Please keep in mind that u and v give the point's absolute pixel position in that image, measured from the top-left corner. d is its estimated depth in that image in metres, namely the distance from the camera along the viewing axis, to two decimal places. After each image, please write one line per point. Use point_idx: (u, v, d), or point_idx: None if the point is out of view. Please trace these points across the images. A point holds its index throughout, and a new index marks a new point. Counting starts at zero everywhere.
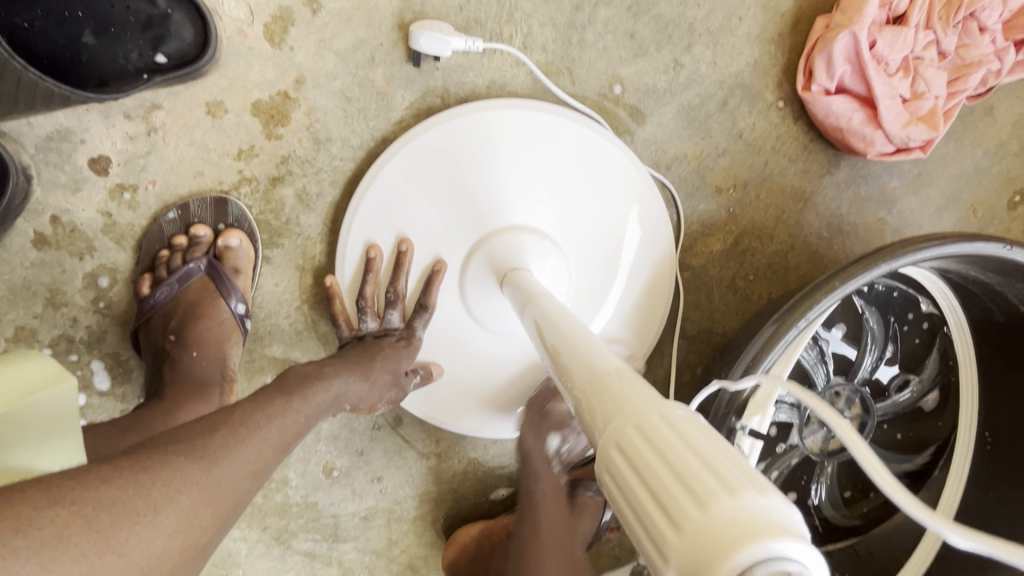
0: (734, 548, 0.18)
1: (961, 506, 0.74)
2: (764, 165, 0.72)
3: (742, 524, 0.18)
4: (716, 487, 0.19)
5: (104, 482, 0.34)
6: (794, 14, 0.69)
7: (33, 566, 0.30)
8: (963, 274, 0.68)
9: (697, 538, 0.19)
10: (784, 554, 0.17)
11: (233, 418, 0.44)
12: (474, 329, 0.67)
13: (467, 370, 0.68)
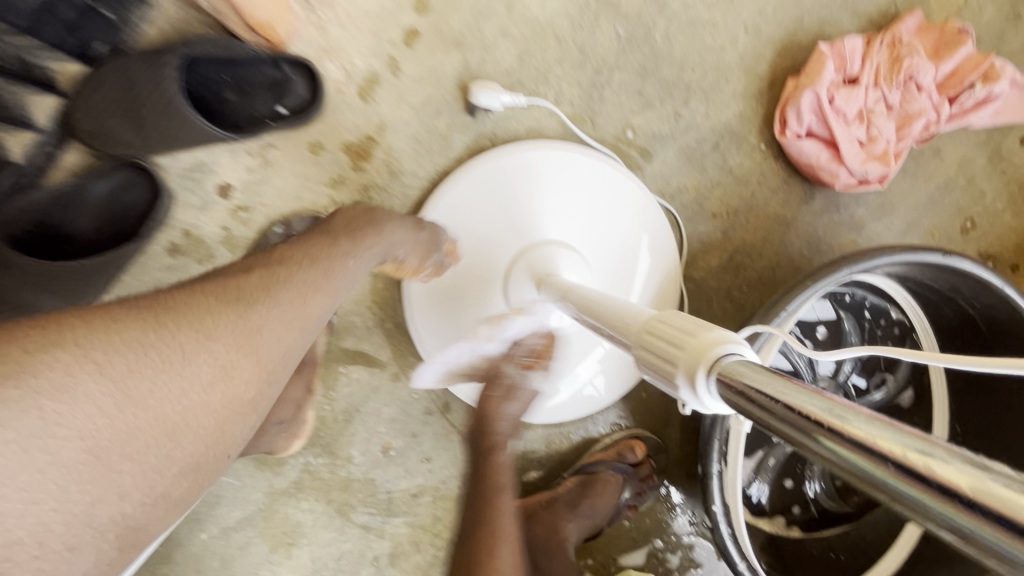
0: (708, 350, 0.30)
1: None
2: (752, 194, 0.88)
3: (713, 338, 0.31)
4: (698, 326, 0.32)
5: (130, 325, 0.38)
6: (769, 76, 0.87)
7: (52, 405, 0.34)
8: (918, 282, 0.82)
9: (690, 350, 0.31)
10: (734, 350, 0.30)
11: (267, 269, 0.47)
12: None
13: None
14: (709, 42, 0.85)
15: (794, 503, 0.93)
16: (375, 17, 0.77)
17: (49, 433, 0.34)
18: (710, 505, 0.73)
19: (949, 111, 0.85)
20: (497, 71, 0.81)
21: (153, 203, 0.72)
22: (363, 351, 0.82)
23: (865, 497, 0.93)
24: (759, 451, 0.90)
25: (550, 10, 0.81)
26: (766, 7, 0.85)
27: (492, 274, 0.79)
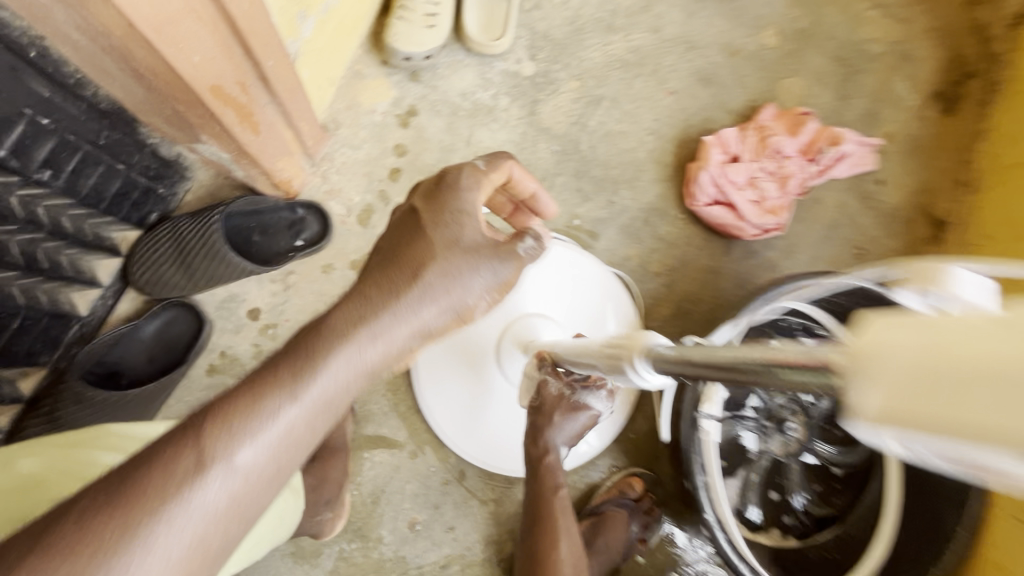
0: (638, 343, 0.47)
1: (907, 480, 0.96)
2: (683, 254, 1.09)
3: (636, 337, 0.48)
4: (629, 334, 0.49)
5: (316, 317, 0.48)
6: (675, 163, 1.11)
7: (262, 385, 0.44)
8: (829, 301, 1.01)
9: (625, 346, 0.48)
10: (655, 339, 0.46)
11: (397, 239, 0.51)
12: (507, 389, 0.94)
13: (502, 425, 0.94)
14: (625, 146, 1.10)
15: (784, 513, 1.03)
16: (367, 164, 1.00)
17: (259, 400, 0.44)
18: (703, 517, 0.83)
19: (813, 171, 1.11)
20: None
21: (198, 331, 0.87)
22: (383, 435, 0.94)
23: (844, 497, 1.04)
24: (740, 468, 1.02)
25: (499, 140, 1.06)
26: (661, 116, 1.13)
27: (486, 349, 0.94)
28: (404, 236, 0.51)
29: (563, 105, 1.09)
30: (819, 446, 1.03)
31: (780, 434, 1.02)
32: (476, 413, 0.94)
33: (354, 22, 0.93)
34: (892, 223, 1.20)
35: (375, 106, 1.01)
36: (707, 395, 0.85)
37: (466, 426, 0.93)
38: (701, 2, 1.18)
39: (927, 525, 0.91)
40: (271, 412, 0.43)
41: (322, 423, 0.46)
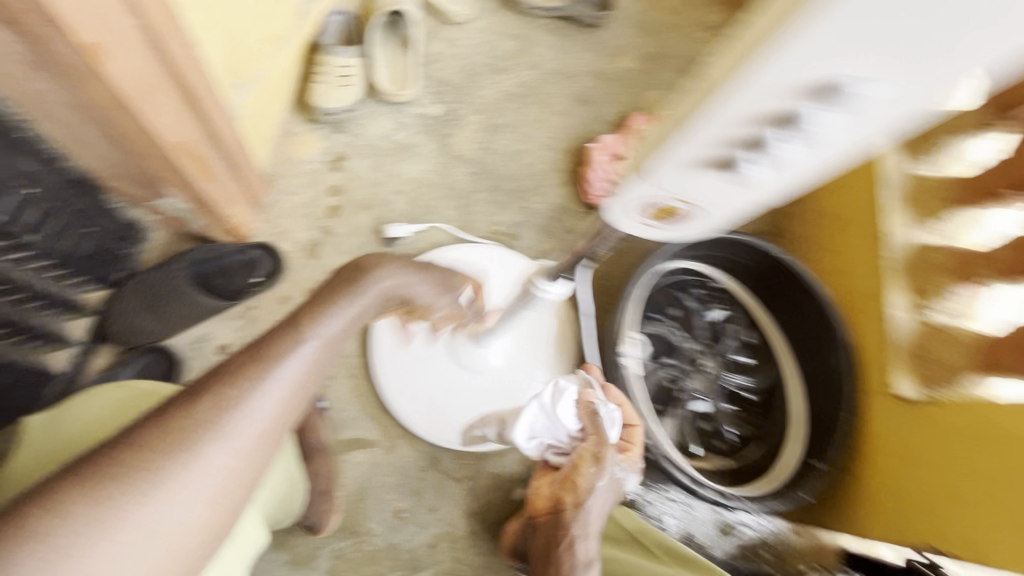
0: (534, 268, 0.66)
1: (804, 383, 1.17)
2: (592, 240, 1.29)
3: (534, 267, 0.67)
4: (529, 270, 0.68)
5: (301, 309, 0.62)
6: (571, 169, 1.33)
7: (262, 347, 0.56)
8: (710, 257, 1.25)
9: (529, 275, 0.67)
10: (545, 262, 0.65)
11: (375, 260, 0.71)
12: (463, 374, 1.08)
13: (463, 407, 1.06)
14: (527, 161, 1.31)
15: (715, 438, 1.20)
16: (308, 206, 1.14)
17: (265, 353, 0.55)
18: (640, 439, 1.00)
19: None
20: (399, 215, 1.19)
21: (169, 373, 0.96)
22: (358, 437, 1.04)
23: (761, 416, 1.22)
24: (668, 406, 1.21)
25: (420, 170, 1.23)
26: (553, 133, 1.35)
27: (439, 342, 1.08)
28: (379, 258, 0.72)
29: (470, 135, 1.29)
30: (729, 377, 1.24)
31: (698, 372, 1.23)
32: (439, 399, 1.06)
33: (279, 90, 1.10)
34: None
35: (307, 157, 1.17)
36: (622, 341, 1.05)
37: (431, 411, 1.05)
38: (568, 41, 1.44)
39: (823, 411, 1.13)
40: (266, 378, 0.52)
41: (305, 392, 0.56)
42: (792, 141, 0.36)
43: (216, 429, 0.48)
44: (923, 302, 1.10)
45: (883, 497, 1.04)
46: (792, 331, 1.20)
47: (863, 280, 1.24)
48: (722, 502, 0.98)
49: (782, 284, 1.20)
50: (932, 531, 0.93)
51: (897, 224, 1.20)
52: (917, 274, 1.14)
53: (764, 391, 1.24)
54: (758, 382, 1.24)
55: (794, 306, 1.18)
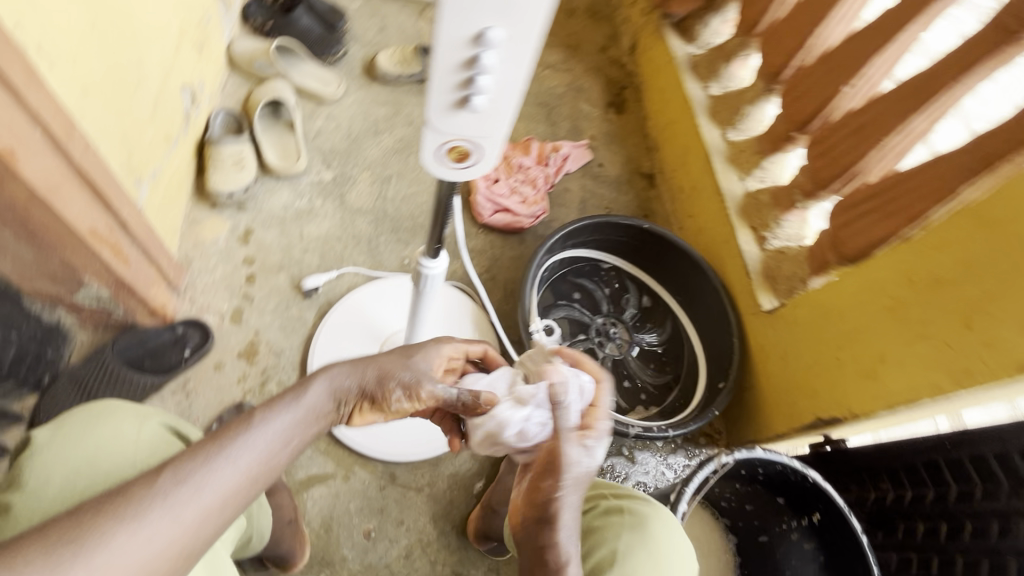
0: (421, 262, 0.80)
1: (698, 325, 1.41)
2: (492, 254, 1.47)
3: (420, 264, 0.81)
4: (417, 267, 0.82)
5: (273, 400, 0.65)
6: (459, 199, 1.52)
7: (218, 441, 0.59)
8: (594, 242, 1.46)
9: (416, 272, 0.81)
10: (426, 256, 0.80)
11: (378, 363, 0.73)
12: None
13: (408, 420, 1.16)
14: (420, 200, 1.49)
15: (638, 392, 1.36)
16: (226, 280, 1.24)
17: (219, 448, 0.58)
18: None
19: (549, 173, 1.61)
20: (313, 269, 1.31)
21: None
22: (315, 473, 1.10)
23: (671, 364, 1.41)
24: None
25: (325, 227, 1.37)
26: None
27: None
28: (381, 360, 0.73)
29: (363, 189, 1.45)
30: (637, 337, 1.43)
31: (610, 341, 1.41)
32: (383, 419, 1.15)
33: (178, 184, 1.23)
34: (619, 188, 1.75)
35: (217, 238, 1.28)
36: (530, 321, 1.20)
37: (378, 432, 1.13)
38: None
39: (716, 342, 1.35)
40: (220, 460, 0.57)
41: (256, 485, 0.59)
42: (496, 48, 0.40)
43: (161, 507, 0.52)
44: (765, 235, 1.36)
45: (774, 397, 1.21)
46: (678, 288, 1.46)
47: (717, 231, 1.50)
48: (649, 432, 1.14)
49: (657, 250, 1.44)
50: (812, 407, 1.11)
51: (731, 182, 1.48)
52: (754, 215, 1.40)
53: (668, 343, 1.43)
54: (660, 337, 1.44)
55: (672, 265, 1.44)
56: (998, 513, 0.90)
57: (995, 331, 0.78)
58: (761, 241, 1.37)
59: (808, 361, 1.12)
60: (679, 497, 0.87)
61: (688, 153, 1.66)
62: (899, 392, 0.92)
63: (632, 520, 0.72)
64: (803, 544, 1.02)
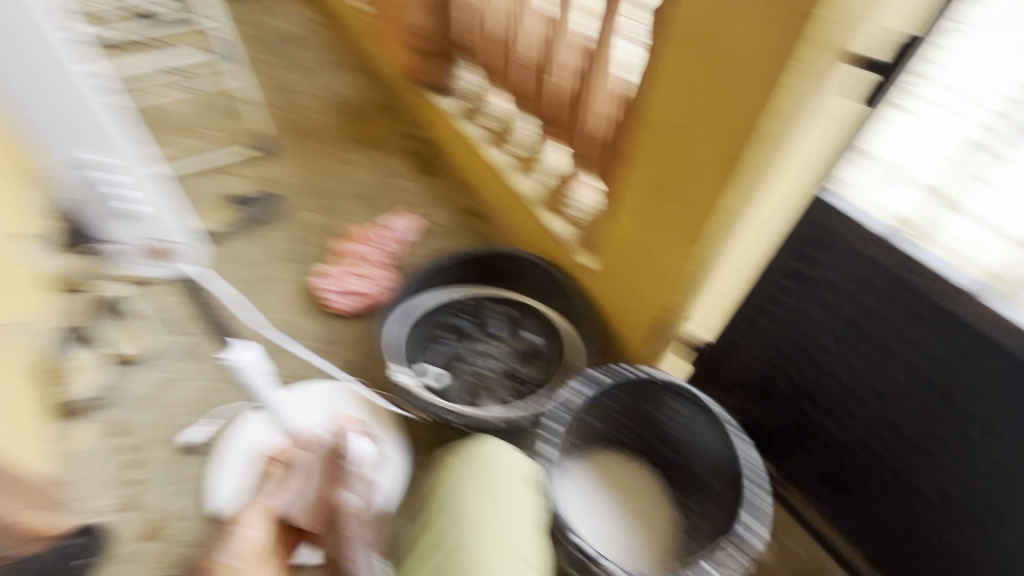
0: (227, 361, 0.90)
1: (556, 307, 1.56)
2: (359, 336, 1.58)
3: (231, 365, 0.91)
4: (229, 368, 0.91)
5: None
6: (312, 305, 1.64)
7: None
8: (439, 283, 1.59)
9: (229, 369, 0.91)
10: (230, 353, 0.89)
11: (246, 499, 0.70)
12: None
13: None
14: (275, 324, 1.60)
15: (532, 386, 1.46)
16: (110, 475, 1.28)
17: None
18: (445, 419, 1.21)
19: (384, 248, 1.77)
20: (191, 426, 1.35)
21: None
22: None
23: (550, 350, 1.53)
24: (484, 391, 1.46)
25: (192, 383, 1.43)
26: (284, 295, 1.67)
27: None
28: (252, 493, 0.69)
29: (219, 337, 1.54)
30: (512, 343, 1.56)
31: (490, 356, 1.52)
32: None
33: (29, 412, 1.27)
34: (453, 232, 1.91)
35: (90, 442, 1.32)
36: (392, 368, 1.28)
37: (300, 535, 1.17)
38: (259, 236, 1.85)
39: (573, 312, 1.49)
40: None
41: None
42: None
43: None
44: (566, 210, 1.56)
45: (627, 330, 1.36)
46: (526, 286, 1.61)
47: (531, 227, 1.68)
48: (531, 411, 1.21)
49: (492, 265, 1.60)
50: (648, 322, 1.26)
51: (526, 184, 1.69)
52: (551, 199, 1.60)
53: (541, 334, 1.56)
54: (532, 333, 1.57)
55: (511, 271, 1.60)
56: None
57: (691, 196, 0.98)
58: (566, 216, 1.57)
59: (626, 287, 1.28)
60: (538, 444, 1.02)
61: (489, 176, 1.84)
62: (678, 275, 1.10)
63: (468, 458, 1.05)
64: (685, 434, 1.12)
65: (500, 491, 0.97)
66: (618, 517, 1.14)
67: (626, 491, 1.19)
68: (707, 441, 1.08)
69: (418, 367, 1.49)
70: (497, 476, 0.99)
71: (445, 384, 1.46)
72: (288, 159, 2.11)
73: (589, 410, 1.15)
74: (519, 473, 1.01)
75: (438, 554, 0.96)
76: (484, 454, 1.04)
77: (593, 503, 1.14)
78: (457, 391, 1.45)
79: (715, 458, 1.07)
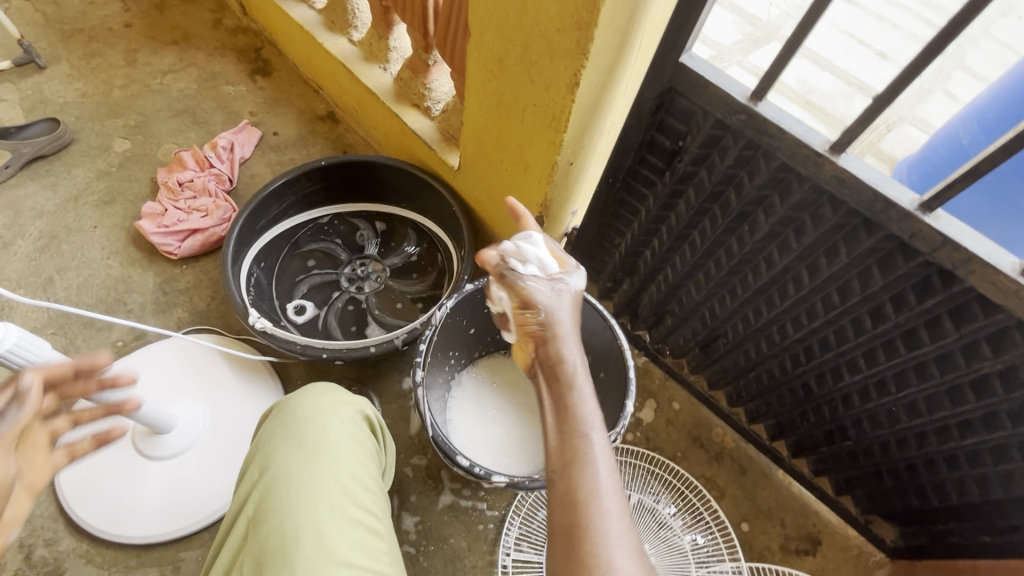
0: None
1: (432, 215, 1.44)
2: (211, 280, 1.36)
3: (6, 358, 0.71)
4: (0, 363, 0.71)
5: None
6: (142, 252, 1.38)
7: None
8: (293, 205, 1.38)
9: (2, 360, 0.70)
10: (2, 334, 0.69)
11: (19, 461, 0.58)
12: (178, 463, 1.10)
13: (204, 478, 1.10)
14: (99, 281, 1.33)
15: (418, 303, 1.37)
16: None
17: None
18: (321, 357, 1.10)
19: (219, 171, 1.48)
20: None
21: None
22: None
23: (432, 262, 1.43)
24: (366, 317, 1.34)
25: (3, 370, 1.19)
26: (103, 246, 1.38)
27: (135, 462, 1.09)
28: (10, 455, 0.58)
29: (27, 309, 1.28)
30: (391, 261, 1.43)
31: (368, 279, 1.39)
32: (174, 497, 1.08)
33: None
34: (305, 144, 1.63)
35: None
36: (247, 312, 1.11)
37: (173, 510, 1.07)
38: (53, 175, 1.47)
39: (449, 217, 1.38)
40: None
41: (582, 446, 0.57)
42: None
43: None
44: (427, 104, 1.37)
45: (506, 231, 1.28)
46: (395, 196, 1.46)
47: (391, 128, 1.47)
48: (414, 332, 1.13)
49: (353, 176, 1.41)
50: None
51: (377, 76, 1.45)
52: (408, 92, 1.40)
53: (420, 248, 1.45)
54: (411, 247, 1.46)
55: (376, 181, 1.43)
56: (667, 206, 1.04)
57: (545, 71, 0.85)
58: (428, 112, 1.39)
59: (498, 184, 1.18)
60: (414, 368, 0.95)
61: (333, 70, 1.56)
62: (543, 166, 1.00)
63: (278, 411, 0.76)
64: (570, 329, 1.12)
65: (322, 449, 0.69)
66: (512, 423, 1.17)
67: (521, 390, 1.21)
68: (591, 330, 1.07)
69: (287, 303, 1.33)
70: (317, 426, 0.71)
71: (320, 318, 1.32)
72: (72, 76, 1.67)
73: (472, 321, 1.10)
74: (350, 415, 0.76)
75: (237, 553, 0.66)
76: (299, 398, 0.75)
77: (485, 414, 1.18)
78: (336, 321, 1.32)
79: (599, 349, 1.08)
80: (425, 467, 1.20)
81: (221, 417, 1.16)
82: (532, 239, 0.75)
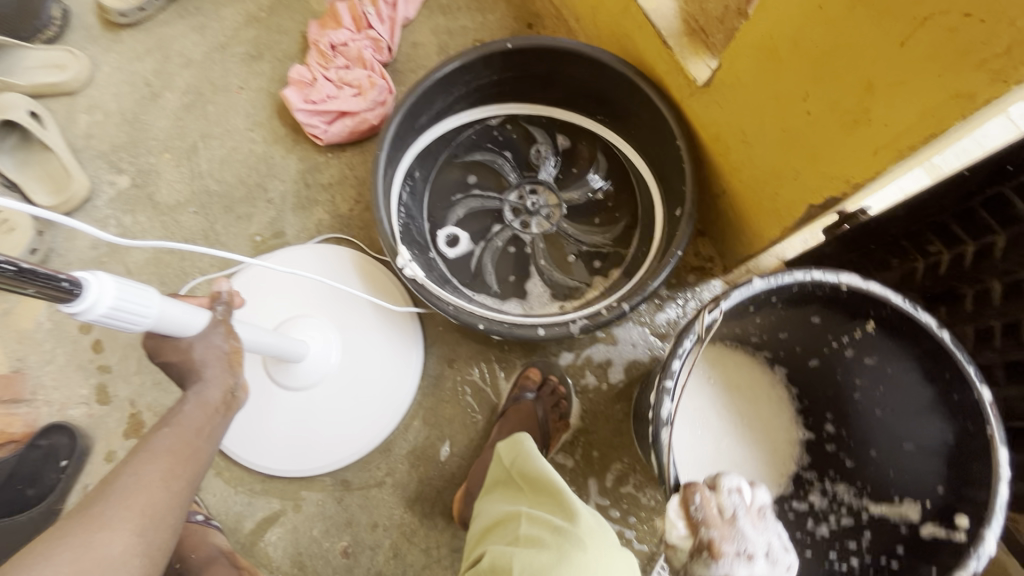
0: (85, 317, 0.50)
1: (637, 142, 1.05)
2: (357, 178, 1.14)
3: (102, 322, 0.52)
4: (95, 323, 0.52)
5: (109, 522, 0.51)
6: (288, 129, 1.17)
7: (108, 519, 0.51)
8: (457, 101, 1.05)
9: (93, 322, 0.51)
10: (83, 285, 0.49)
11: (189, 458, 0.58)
12: (304, 397, 0.98)
13: (328, 422, 0.98)
14: (241, 157, 1.16)
15: (594, 259, 1.05)
16: (73, 360, 1.04)
17: (105, 531, 0.51)
18: (476, 327, 0.86)
19: (378, 35, 1.17)
20: None
21: None
22: (264, 514, 0.97)
23: (623, 206, 1.08)
24: (529, 265, 1.05)
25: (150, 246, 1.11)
26: (248, 113, 1.18)
27: (261, 384, 0.98)
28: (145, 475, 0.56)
29: (171, 178, 1.15)
30: (569, 194, 1.09)
31: (536, 214, 1.08)
32: (296, 432, 0.98)
33: None
34: (482, 7, 1.23)
35: (39, 317, 1.06)
36: (397, 250, 0.88)
37: (297, 449, 0.98)
38: (201, 14, 1.25)
39: (665, 154, 0.98)
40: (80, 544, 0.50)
41: None
42: None
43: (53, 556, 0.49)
44: None
45: (751, 197, 0.88)
46: (593, 103, 1.07)
47: None
48: (596, 321, 0.85)
49: (540, 70, 1.03)
50: (798, 192, 0.77)
51: None
52: None
53: (610, 183, 1.09)
54: (597, 179, 1.10)
55: (572, 78, 1.03)
56: None
57: None
58: None
59: (772, 130, 0.76)
60: (660, 394, 0.68)
61: None
62: (907, 127, 0.58)
63: None
64: (865, 361, 0.79)
65: None
66: (729, 438, 0.86)
67: (744, 398, 0.88)
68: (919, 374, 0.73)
69: (437, 228, 1.08)
70: None
71: (473, 257, 1.06)
72: None
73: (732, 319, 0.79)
74: None
75: None
76: None
77: (692, 415, 0.86)
78: (492, 264, 1.05)
79: (907, 406, 0.76)
80: (569, 470, 0.99)
81: (355, 355, 1.00)
82: (696, 513, 0.59)
